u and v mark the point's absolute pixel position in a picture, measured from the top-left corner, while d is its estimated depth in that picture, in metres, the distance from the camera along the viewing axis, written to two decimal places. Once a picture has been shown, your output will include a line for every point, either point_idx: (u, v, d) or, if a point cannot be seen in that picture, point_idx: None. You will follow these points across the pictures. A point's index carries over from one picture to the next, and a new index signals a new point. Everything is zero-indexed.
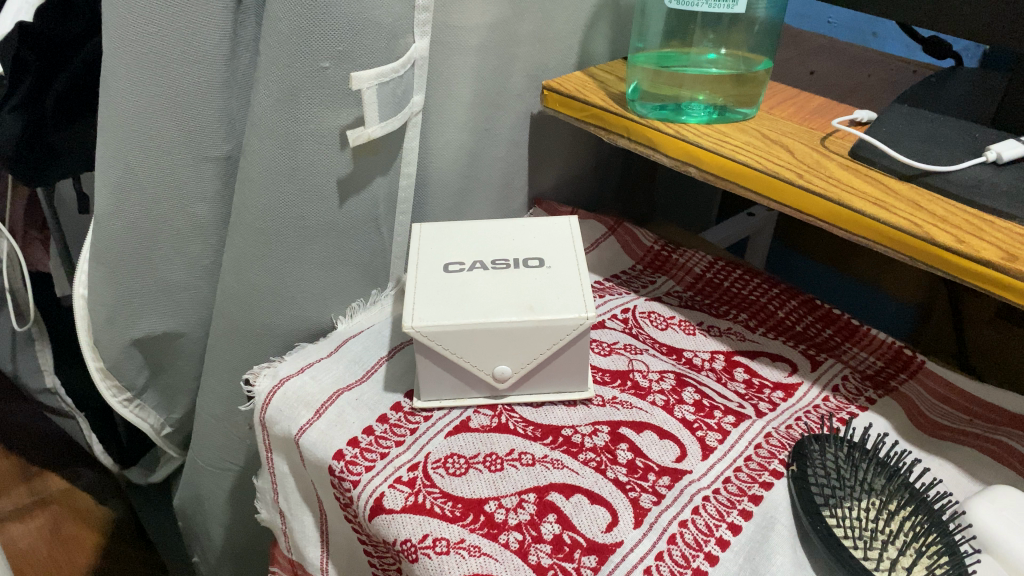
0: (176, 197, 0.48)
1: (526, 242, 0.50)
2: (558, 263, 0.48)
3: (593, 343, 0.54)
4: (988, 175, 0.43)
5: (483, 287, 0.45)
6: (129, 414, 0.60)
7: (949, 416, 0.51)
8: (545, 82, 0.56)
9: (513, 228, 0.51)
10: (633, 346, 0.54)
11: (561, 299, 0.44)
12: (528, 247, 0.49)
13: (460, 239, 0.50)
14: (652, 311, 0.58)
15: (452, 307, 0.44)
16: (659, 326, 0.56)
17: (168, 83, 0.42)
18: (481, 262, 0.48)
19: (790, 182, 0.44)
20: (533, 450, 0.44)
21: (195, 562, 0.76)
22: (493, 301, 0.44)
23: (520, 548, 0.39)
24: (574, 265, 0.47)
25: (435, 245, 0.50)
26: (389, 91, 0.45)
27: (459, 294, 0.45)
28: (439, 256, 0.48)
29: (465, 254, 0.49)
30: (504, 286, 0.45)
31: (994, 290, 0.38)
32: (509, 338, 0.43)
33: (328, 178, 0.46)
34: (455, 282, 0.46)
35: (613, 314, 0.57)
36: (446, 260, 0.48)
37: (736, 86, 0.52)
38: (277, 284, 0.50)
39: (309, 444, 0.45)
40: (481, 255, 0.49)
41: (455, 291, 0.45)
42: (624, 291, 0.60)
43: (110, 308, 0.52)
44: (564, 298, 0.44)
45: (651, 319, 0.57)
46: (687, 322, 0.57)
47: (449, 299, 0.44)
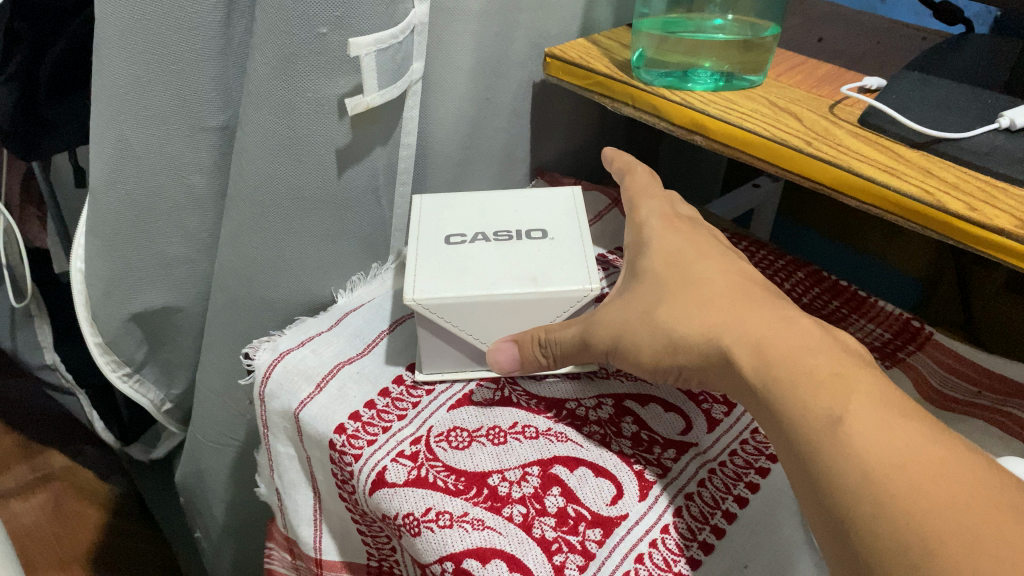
0: (172, 168, 0.47)
1: (528, 213, 0.49)
2: (562, 235, 0.47)
3: None
4: (1001, 142, 0.42)
5: (485, 259, 0.45)
6: (129, 389, 0.60)
7: (957, 388, 0.50)
8: (548, 50, 0.55)
9: (515, 200, 0.51)
10: None
11: (565, 271, 0.43)
12: (531, 219, 0.48)
13: (463, 211, 0.50)
14: None
15: (454, 279, 0.43)
16: None
17: (162, 50, 0.41)
18: (483, 233, 0.47)
19: (798, 150, 0.43)
20: (537, 424, 0.44)
21: (197, 538, 0.76)
22: (496, 274, 0.43)
23: (524, 521, 0.38)
24: (578, 236, 0.47)
25: (436, 215, 0.49)
26: (387, 58, 0.44)
27: (461, 267, 0.44)
28: (441, 227, 0.48)
29: (467, 225, 0.48)
30: (508, 257, 0.45)
31: (1005, 259, 0.37)
32: (513, 310, 0.43)
33: (326, 148, 0.45)
34: (457, 255, 0.45)
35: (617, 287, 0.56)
36: (448, 232, 0.47)
37: (742, 53, 0.50)
38: (275, 256, 0.49)
39: (310, 418, 0.44)
40: (483, 227, 0.48)
41: (458, 263, 0.44)
42: None
43: (107, 281, 0.51)
44: (568, 270, 0.44)
45: None
46: None
47: (451, 272, 0.44)
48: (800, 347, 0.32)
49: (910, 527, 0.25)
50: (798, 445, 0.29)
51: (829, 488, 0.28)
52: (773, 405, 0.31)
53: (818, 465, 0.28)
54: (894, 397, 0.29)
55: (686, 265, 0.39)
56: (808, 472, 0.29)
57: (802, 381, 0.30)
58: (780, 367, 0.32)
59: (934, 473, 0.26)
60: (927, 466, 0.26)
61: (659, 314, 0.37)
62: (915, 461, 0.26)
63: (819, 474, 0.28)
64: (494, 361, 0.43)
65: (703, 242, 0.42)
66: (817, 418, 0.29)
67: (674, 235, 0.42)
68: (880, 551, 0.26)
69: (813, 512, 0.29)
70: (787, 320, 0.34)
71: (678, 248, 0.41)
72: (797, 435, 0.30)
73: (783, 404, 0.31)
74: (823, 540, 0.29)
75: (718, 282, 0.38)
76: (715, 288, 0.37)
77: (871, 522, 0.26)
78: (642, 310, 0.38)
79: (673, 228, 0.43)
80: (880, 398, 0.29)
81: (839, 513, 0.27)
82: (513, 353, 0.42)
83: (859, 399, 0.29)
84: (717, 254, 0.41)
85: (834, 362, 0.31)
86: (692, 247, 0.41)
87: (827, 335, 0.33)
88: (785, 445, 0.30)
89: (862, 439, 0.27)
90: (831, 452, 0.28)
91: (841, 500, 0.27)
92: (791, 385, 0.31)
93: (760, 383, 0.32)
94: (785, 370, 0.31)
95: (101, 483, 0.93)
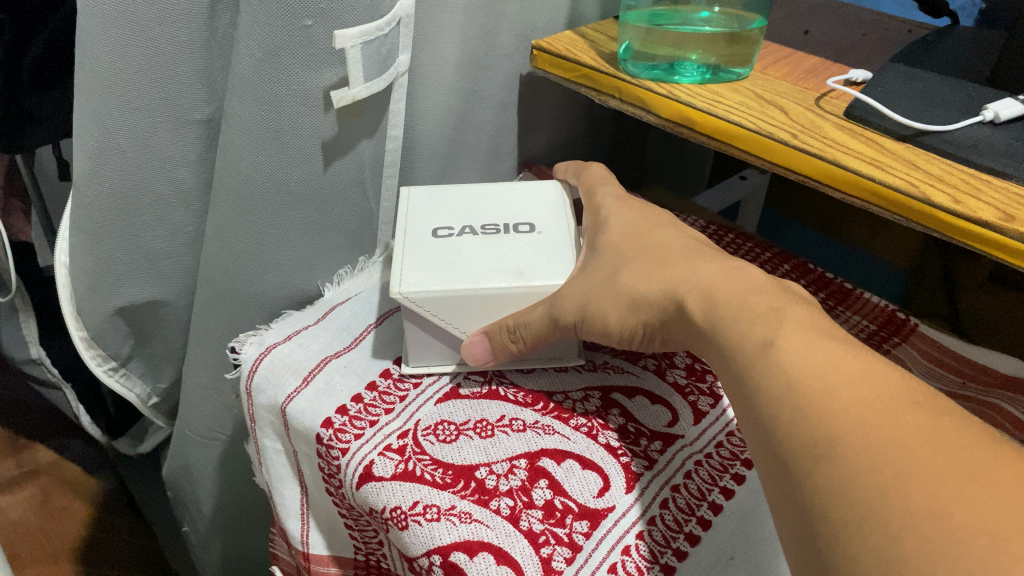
0: (157, 162, 0.47)
1: (515, 207, 0.49)
2: (549, 228, 0.47)
3: None
4: (985, 134, 0.42)
5: (472, 251, 0.44)
6: (116, 383, 0.59)
7: (941, 378, 0.51)
8: (534, 42, 0.55)
9: (500, 193, 0.51)
10: None
11: (551, 265, 0.43)
12: (518, 212, 0.49)
13: (449, 203, 0.50)
14: None
15: (441, 272, 0.43)
16: None
17: (145, 43, 0.41)
18: (471, 226, 0.47)
19: (782, 142, 0.43)
20: (524, 417, 0.44)
21: (185, 532, 0.76)
22: (482, 268, 0.43)
23: (511, 514, 0.38)
24: (565, 229, 0.47)
25: (424, 208, 0.49)
26: (372, 51, 0.43)
27: (448, 260, 0.44)
28: (428, 220, 0.48)
29: (455, 218, 0.48)
30: (494, 250, 0.45)
31: (989, 250, 0.37)
32: (499, 304, 0.42)
33: (312, 141, 0.45)
34: (444, 247, 0.45)
35: None
36: (435, 225, 0.47)
37: (728, 46, 0.50)
38: (261, 250, 0.49)
39: (297, 412, 0.44)
40: (471, 220, 0.48)
41: (445, 255, 0.44)
42: None
43: (91, 276, 0.51)
44: (554, 264, 0.43)
45: None
46: None
47: (438, 264, 0.43)
48: (743, 292, 0.33)
49: (823, 425, 0.26)
50: (737, 370, 0.31)
51: (760, 403, 0.29)
52: (718, 341, 0.33)
53: (753, 387, 0.30)
54: (828, 328, 0.30)
55: (644, 236, 0.42)
56: (745, 394, 0.30)
57: (742, 317, 0.32)
58: (722, 309, 0.33)
59: (850, 377, 0.27)
60: (843, 372, 0.28)
61: (620, 279, 0.39)
62: (833, 372, 0.28)
63: (755, 394, 0.29)
64: (467, 352, 0.43)
65: (656, 216, 0.44)
66: (754, 346, 0.31)
67: (630, 211, 0.44)
68: (796, 450, 0.27)
69: (749, 431, 0.30)
70: (736, 269, 0.36)
71: (633, 222, 0.43)
72: (738, 363, 0.31)
73: (727, 340, 0.32)
74: (756, 455, 0.30)
75: (672, 246, 0.40)
76: (672, 251, 0.39)
77: (790, 426, 0.27)
78: (603, 275, 0.40)
79: (627, 204, 0.45)
80: (811, 327, 0.30)
81: (766, 428, 0.28)
82: (486, 346, 0.43)
83: (790, 327, 0.30)
84: (672, 224, 0.43)
85: (773, 300, 0.32)
86: (646, 220, 0.43)
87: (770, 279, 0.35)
88: (728, 376, 0.32)
89: (790, 357, 0.29)
90: (763, 371, 0.29)
91: (769, 411, 0.28)
92: (735, 321, 0.32)
93: (709, 328, 0.33)
94: (729, 310, 0.33)
95: (88, 478, 0.93)
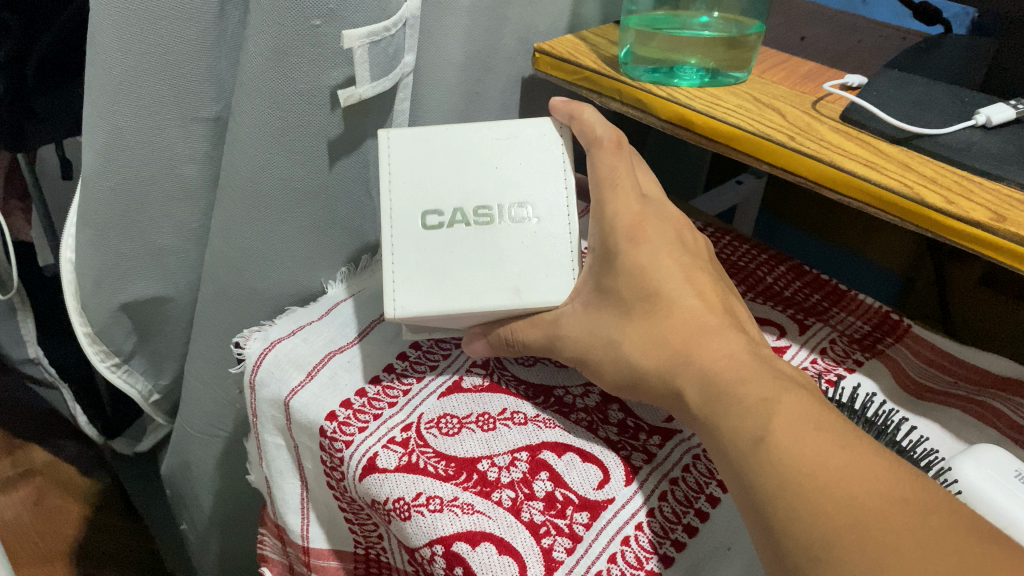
0: (165, 159, 0.47)
1: (509, 171, 0.45)
2: (547, 213, 0.45)
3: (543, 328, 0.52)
4: (977, 138, 0.43)
5: (465, 255, 0.43)
6: (117, 379, 0.60)
7: (933, 378, 0.52)
8: (536, 45, 0.56)
9: (496, 146, 0.45)
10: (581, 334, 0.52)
11: (547, 274, 0.43)
12: (513, 181, 0.45)
13: (436, 163, 0.45)
14: None
15: (436, 288, 0.42)
16: None
17: (156, 41, 0.41)
18: (461, 209, 0.44)
19: (782, 145, 0.44)
20: (526, 410, 0.45)
21: (182, 530, 0.76)
22: (477, 278, 0.43)
23: (513, 505, 0.39)
24: (564, 216, 0.45)
25: (411, 174, 0.44)
26: (380, 51, 0.44)
27: (441, 267, 0.43)
28: (415, 196, 0.44)
29: (443, 193, 0.44)
30: (489, 254, 0.43)
31: (981, 251, 0.38)
32: (494, 313, 0.43)
33: (319, 139, 0.46)
34: (435, 246, 0.43)
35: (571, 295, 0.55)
36: (423, 205, 0.44)
37: (727, 50, 0.51)
38: (266, 247, 0.49)
39: (301, 405, 0.45)
40: (460, 198, 0.44)
41: (437, 261, 0.43)
42: None
43: (98, 271, 0.51)
44: (549, 271, 0.43)
45: None
46: None
47: (431, 276, 0.43)
48: (738, 380, 0.33)
49: (820, 530, 0.27)
50: (732, 458, 0.32)
51: (757, 498, 0.30)
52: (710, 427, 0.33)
53: (748, 479, 0.30)
54: (820, 415, 0.31)
55: (646, 277, 0.38)
56: (741, 485, 0.31)
57: (732, 408, 0.32)
58: (718, 402, 0.33)
59: (841, 472, 0.28)
60: (834, 469, 0.28)
61: (622, 349, 0.39)
62: (825, 471, 0.28)
63: (751, 490, 0.30)
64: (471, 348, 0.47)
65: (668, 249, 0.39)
66: (748, 439, 0.31)
67: (638, 245, 0.39)
68: (796, 549, 0.28)
69: (746, 518, 0.31)
70: (733, 354, 0.34)
71: (638, 263, 0.39)
72: (733, 457, 0.32)
73: (716, 426, 0.33)
74: (757, 545, 0.31)
75: (676, 309, 0.37)
76: (676, 317, 0.37)
77: (790, 523, 0.28)
78: (602, 338, 0.40)
79: (634, 228, 0.40)
80: (804, 419, 0.31)
81: (766, 521, 0.29)
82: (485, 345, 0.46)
83: (782, 421, 0.31)
84: (681, 267, 0.39)
85: (765, 388, 0.32)
86: (655, 259, 0.39)
87: (765, 363, 0.34)
88: (724, 460, 0.32)
89: (783, 454, 0.29)
90: (758, 469, 0.30)
91: (766, 507, 0.29)
92: (726, 413, 0.33)
93: (706, 419, 0.34)
94: (717, 395, 0.33)
95: (83, 479, 0.93)
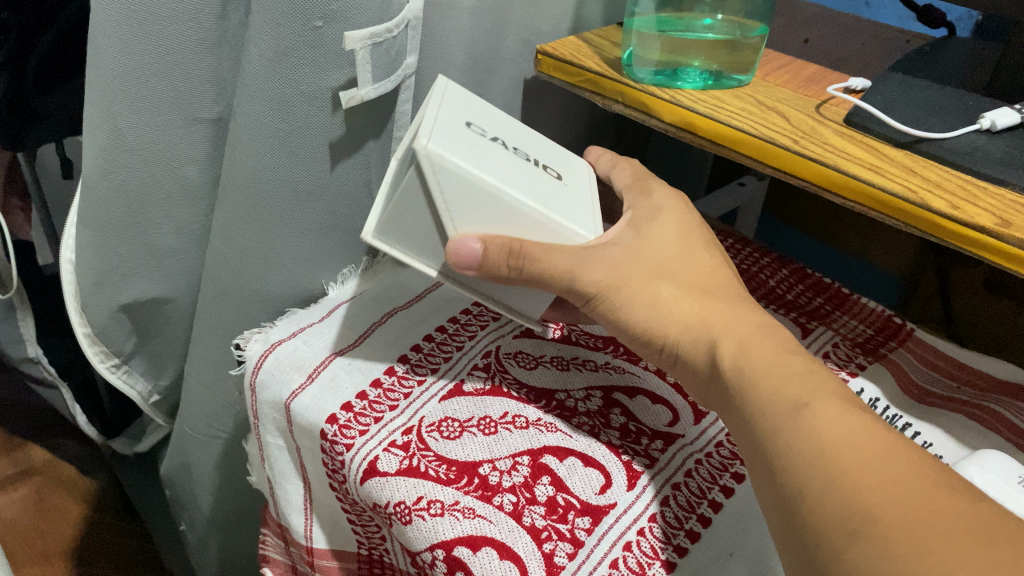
0: (166, 161, 0.47)
1: (541, 147, 0.46)
2: (570, 184, 0.44)
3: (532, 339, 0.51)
4: (982, 142, 0.43)
5: (503, 159, 0.39)
6: (117, 380, 0.59)
7: (936, 382, 0.52)
8: (539, 46, 0.56)
9: (534, 136, 0.47)
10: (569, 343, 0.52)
11: (569, 211, 0.41)
12: (542, 153, 0.45)
13: (484, 112, 0.44)
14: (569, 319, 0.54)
15: (470, 155, 0.37)
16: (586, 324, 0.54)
17: (157, 42, 0.41)
18: (501, 138, 0.42)
19: (784, 147, 0.44)
20: (527, 414, 0.44)
21: (181, 531, 0.76)
22: (511, 176, 0.38)
23: (514, 510, 0.39)
24: (585, 195, 0.44)
25: (459, 103, 0.42)
26: (382, 52, 0.44)
27: (477, 150, 0.38)
28: (461, 110, 0.42)
29: (486, 124, 0.42)
30: (523, 171, 0.40)
31: (988, 257, 0.38)
32: (510, 218, 0.38)
33: (320, 140, 0.46)
34: (476, 140, 0.39)
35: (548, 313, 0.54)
36: (468, 117, 0.41)
37: (730, 53, 0.51)
38: (267, 248, 0.49)
39: (301, 408, 0.45)
40: (501, 133, 0.43)
41: (475, 146, 0.38)
42: None
43: (98, 272, 0.51)
44: (570, 210, 0.41)
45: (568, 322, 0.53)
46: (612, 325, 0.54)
47: (467, 147, 0.37)
48: (779, 352, 0.35)
49: (857, 503, 0.27)
50: (764, 432, 0.32)
51: (791, 463, 0.30)
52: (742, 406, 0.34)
53: (778, 456, 0.31)
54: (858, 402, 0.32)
55: (691, 263, 0.42)
56: (771, 465, 0.31)
57: (777, 373, 0.34)
58: (756, 365, 0.35)
59: (877, 454, 0.29)
60: (877, 444, 0.29)
61: (661, 294, 0.40)
62: (868, 442, 0.29)
63: (780, 472, 0.31)
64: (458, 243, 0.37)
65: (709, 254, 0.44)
66: (787, 407, 0.32)
67: (686, 237, 0.44)
68: (830, 524, 0.28)
69: (770, 501, 0.32)
70: (773, 332, 0.37)
71: (686, 254, 0.43)
72: (766, 422, 0.32)
73: (748, 400, 0.34)
74: (777, 531, 0.31)
75: (721, 293, 0.40)
76: (720, 295, 0.40)
77: (823, 497, 0.28)
78: (636, 278, 0.41)
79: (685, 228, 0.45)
80: (843, 399, 0.32)
81: (795, 489, 0.30)
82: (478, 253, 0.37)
83: (824, 395, 0.32)
84: (721, 267, 0.43)
85: (807, 364, 0.34)
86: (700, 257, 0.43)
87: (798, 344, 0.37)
88: (754, 439, 0.33)
89: (826, 421, 0.31)
90: (797, 430, 0.31)
91: (797, 483, 0.30)
92: (769, 373, 0.34)
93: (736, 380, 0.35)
94: (753, 366, 0.35)
95: (82, 478, 0.92)
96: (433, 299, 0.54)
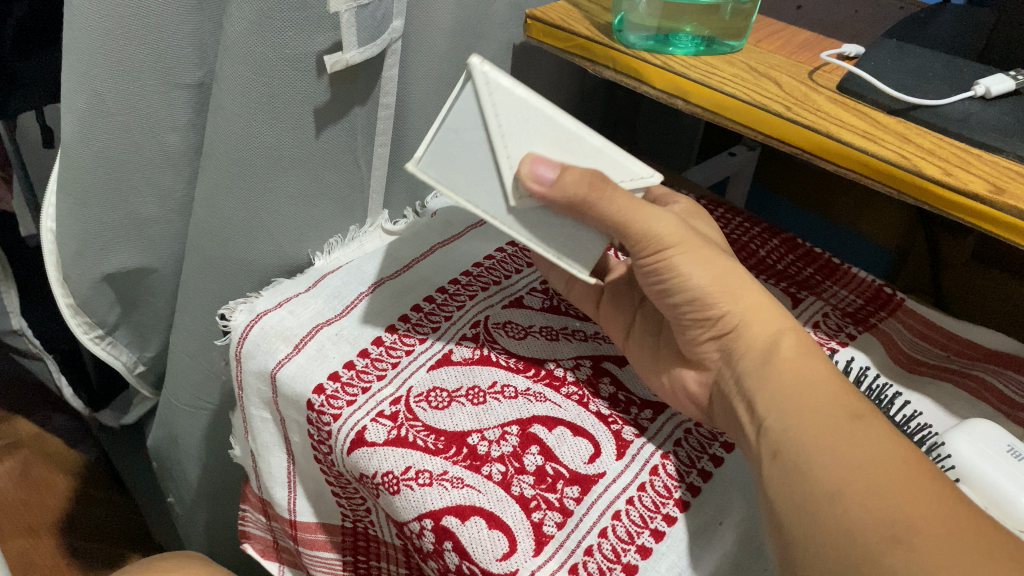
0: (148, 126, 0.46)
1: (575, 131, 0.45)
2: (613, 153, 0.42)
3: (510, 324, 0.49)
4: (977, 110, 0.43)
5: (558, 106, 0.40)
6: (101, 351, 0.58)
7: (927, 352, 0.52)
8: (528, 11, 0.55)
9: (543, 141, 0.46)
10: (550, 329, 0.50)
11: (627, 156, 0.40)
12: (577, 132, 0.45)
13: None
14: (508, 321, 0.49)
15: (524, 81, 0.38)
16: (518, 336, 0.48)
17: (137, 4, 0.40)
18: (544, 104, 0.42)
19: (777, 115, 0.43)
20: (516, 384, 0.44)
21: (170, 505, 0.76)
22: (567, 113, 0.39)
23: (504, 479, 0.38)
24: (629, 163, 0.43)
25: None
26: (367, 15, 0.43)
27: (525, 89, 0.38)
28: None
29: None
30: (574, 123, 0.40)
31: (983, 226, 0.38)
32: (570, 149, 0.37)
33: (305, 107, 0.45)
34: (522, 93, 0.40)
35: (533, 288, 0.53)
36: None
37: (722, 19, 0.50)
38: (251, 217, 0.48)
39: (288, 378, 0.44)
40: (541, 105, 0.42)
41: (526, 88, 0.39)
42: (495, 279, 0.53)
43: (79, 242, 0.50)
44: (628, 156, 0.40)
45: (507, 329, 0.49)
46: (552, 328, 0.50)
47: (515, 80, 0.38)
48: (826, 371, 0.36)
49: (901, 514, 0.29)
50: (812, 424, 0.34)
51: (836, 466, 0.32)
52: (788, 398, 0.36)
53: (817, 458, 0.33)
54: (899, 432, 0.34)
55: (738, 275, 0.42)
56: (808, 459, 0.33)
57: (831, 390, 0.35)
58: (807, 378, 0.36)
59: (920, 475, 0.31)
60: (925, 468, 0.31)
61: (726, 267, 0.40)
62: (918, 464, 0.31)
63: (817, 468, 0.32)
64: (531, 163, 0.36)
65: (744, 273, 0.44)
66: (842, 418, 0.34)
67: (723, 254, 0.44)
68: (869, 530, 0.29)
69: (791, 494, 0.33)
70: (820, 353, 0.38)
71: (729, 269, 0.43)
72: (811, 425, 0.34)
73: (795, 402, 0.35)
74: (788, 513, 0.32)
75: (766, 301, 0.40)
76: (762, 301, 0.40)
77: (865, 501, 0.30)
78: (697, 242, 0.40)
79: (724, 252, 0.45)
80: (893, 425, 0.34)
81: (833, 491, 0.31)
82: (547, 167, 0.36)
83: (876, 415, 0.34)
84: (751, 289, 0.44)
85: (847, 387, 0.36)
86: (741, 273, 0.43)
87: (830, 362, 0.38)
88: (795, 433, 0.34)
89: (876, 436, 0.32)
90: (852, 438, 0.32)
91: (835, 484, 0.31)
92: (821, 389, 0.35)
93: (784, 386, 0.36)
94: (805, 375, 0.36)
95: (68, 451, 0.89)
96: (422, 269, 0.53)
